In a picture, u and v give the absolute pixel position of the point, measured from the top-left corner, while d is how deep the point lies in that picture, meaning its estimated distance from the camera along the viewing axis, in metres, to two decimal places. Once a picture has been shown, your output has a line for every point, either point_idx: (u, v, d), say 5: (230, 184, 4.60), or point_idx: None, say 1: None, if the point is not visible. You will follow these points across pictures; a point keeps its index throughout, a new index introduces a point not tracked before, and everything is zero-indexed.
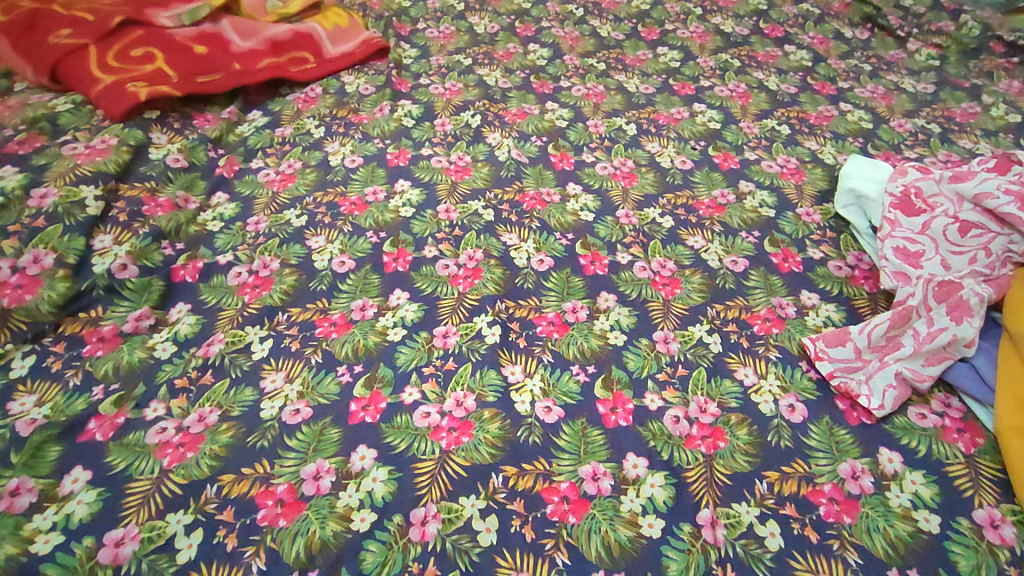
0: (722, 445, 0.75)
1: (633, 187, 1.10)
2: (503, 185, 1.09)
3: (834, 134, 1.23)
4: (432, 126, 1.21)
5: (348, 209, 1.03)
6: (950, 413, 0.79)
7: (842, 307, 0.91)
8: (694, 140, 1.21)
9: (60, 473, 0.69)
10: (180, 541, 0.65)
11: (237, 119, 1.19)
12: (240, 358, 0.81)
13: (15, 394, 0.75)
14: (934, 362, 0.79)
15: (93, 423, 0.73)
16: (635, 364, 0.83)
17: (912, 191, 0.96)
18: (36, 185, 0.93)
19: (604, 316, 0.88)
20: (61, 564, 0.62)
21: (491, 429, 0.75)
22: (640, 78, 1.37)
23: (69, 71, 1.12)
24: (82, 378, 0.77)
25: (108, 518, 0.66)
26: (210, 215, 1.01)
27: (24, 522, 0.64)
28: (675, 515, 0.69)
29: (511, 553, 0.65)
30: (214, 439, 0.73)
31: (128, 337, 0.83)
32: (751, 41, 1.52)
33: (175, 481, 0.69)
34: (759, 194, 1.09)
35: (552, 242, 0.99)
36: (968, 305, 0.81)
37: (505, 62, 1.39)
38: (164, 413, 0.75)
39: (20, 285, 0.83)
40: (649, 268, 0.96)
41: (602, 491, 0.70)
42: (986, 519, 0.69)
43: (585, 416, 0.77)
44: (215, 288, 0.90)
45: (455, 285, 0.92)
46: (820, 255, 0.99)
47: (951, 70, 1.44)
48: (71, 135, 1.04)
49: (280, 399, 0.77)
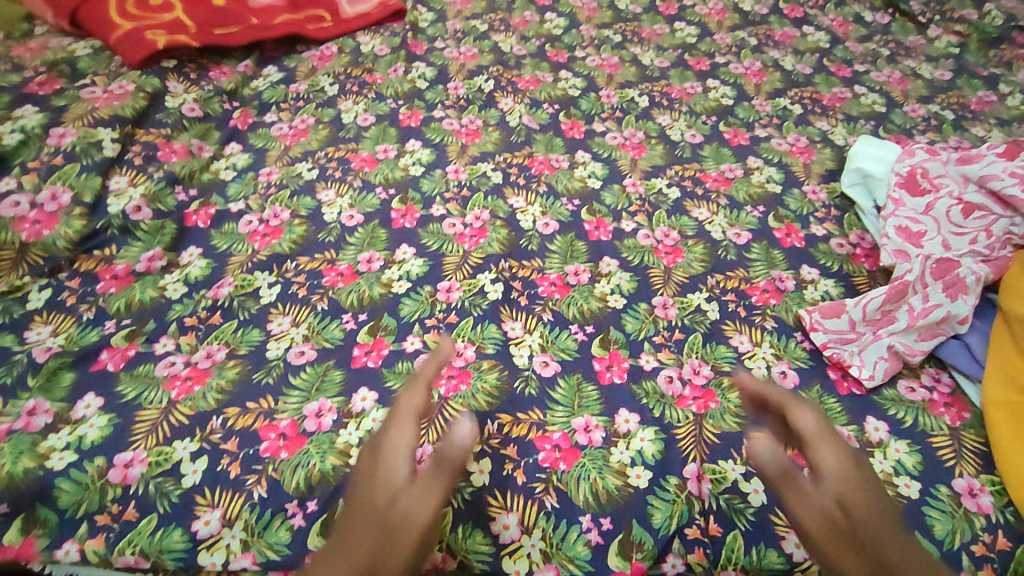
0: (713, 405, 0.77)
1: (641, 157, 1.11)
2: (513, 150, 1.10)
3: (846, 116, 1.23)
4: (444, 90, 1.21)
5: (359, 165, 1.04)
6: (939, 388, 0.80)
7: (841, 283, 0.92)
8: (705, 115, 1.21)
9: (74, 398, 0.71)
10: (185, 466, 0.67)
11: (252, 74, 1.20)
12: (248, 302, 0.84)
13: (32, 324, 0.78)
14: (927, 338, 0.81)
15: (106, 354, 0.76)
16: (633, 326, 0.85)
17: (918, 171, 0.97)
18: (55, 126, 0.95)
19: (605, 279, 0.90)
20: (74, 480, 0.65)
21: (489, 379, 0.77)
22: (655, 51, 1.37)
23: (89, 17, 1.14)
24: (95, 313, 0.80)
25: (120, 441, 0.68)
26: (223, 164, 1.03)
27: (39, 440, 0.67)
28: (663, 468, 0.71)
29: (502, 495, 0.68)
30: (221, 374, 0.75)
31: (141, 276, 0.85)
32: (770, 20, 1.51)
33: (182, 412, 0.72)
34: (767, 170, 1.10)
35: (559, 207, 1.01)
36: (965, 283, 0.82)
37: (521, 30, 1.39)
38: (173, 348, 0.78)
39: (38, 221, 0.85)
40: (652, 236, 0.97)
41: (593, 442, 0.73)
42: (965, 488, 0.71)
43: (581, 372, 0.79)
44: (226, 235, 0.92)
45: (461, 243, 0.93)
46: (822, 232, 1.00)
47: (970, 59, 1.43)
48: (90, 79, 1.06)
49: (286, 340, 0.80)
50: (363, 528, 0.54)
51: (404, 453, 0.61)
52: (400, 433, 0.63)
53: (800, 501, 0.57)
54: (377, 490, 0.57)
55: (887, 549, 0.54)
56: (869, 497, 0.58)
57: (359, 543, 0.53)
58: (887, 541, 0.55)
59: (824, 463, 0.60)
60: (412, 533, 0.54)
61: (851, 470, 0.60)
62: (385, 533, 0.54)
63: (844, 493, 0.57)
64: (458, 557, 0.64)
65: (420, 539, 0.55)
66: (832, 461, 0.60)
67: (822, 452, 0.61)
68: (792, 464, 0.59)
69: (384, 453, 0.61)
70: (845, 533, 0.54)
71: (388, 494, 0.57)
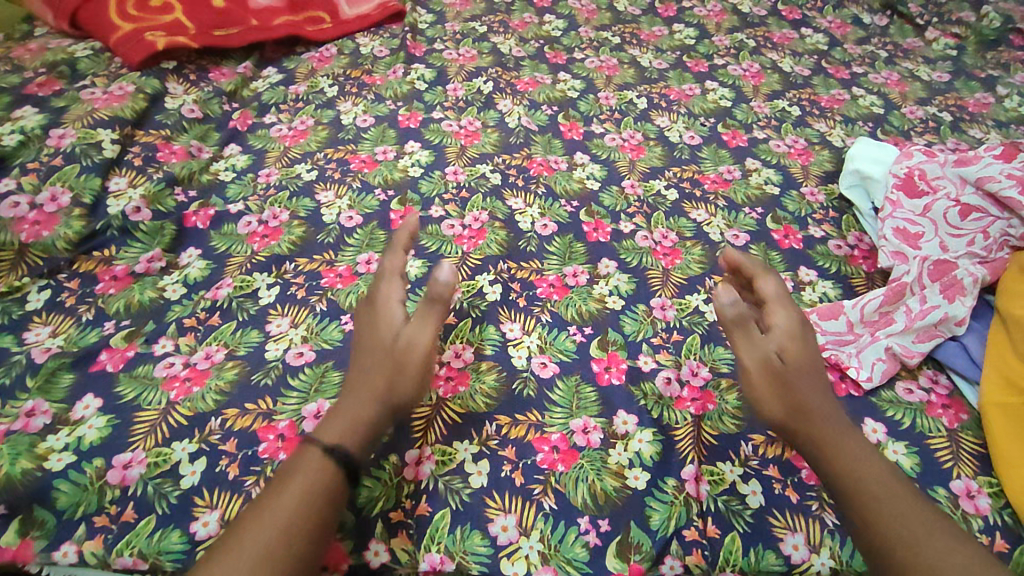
0: (711, 407, 0.77)
1: (640, 159, 1.11)
2: (512, 151, 1.10)
3: (845, 118, 1.24)
4: (444, 91, 1.21)
5: (358, 166, 1.05)
6: (937, 390, 0.80)
7: (838, 285, 0.93)
8: (704, 117, 1.21)
9: (73, 399, 0.71)
10: (184, 467, 0.68)
11: (252, 75, 1.21)
12: (247, 303, 0.84)
13: (31, 324, 0.78)
14: (924, 339, 0.81)
15: (105, 355, 0.76)
16: (632, 328, 0.85)
17: (916, 173, 0.97)
18: (55, 127, 0.96)
19: (604, 281, 0.90)
20: (73, 481, 0.65)
21: (487, 380, 0.78)
22: (653, 53, 1.37)
23: (89, 19, 1.14)
24: (95, 314, 0.80)
25: (118, 442, 0.68)
26: (223, 165, 1.03)
27: (38, 440, 0.67)
28: (660, 469, 0.71)
29: (500, 496, 0.68)
30: (220, 375, 0.76)
31: (140, 277, 0.85)
32: (769, 22, 1.51)
33: (181, 413, 0.72)
34: (765, 171, 1.10)
35: (558, 208, 1.01)
36: (962, 285, 0.83)
37: (520, 32, 1.39)
38: (172, 349, 0.78)
39: (37, 222, 0.85)
40: (651, 238, 0.97)
41: (591, 443, 0.73)
42: (962, 489, 0.71)
43: (580, 373, 0.79)
44: (225, 236, 0.92)
45: (459, 245, 0.94)
46: (820, 234, 1.00)
47: (968, 61, 1.43)
48: (90, 81, 1.06)
49: (284, 341, 0.80)
50: (378, 360, 0.68)
51: (395, 301, 0.72)
52: (389, 285, 0.74)
53: (745, 341, 0.70)
54: (381, 330, 0.70)
55: (813, 395, 0.66)
56: (805, 349, 0.69)
57: (377, 370, 0.66)
58: (814, 395, 0.66)
59: (776, 325, 0.71)
60: (419, 359, 0.68)
61: (797, 333, 0.71)
62: (396, 360, 0.67)
63: (783, 346, 0.69)
64: (456, 558, 0.64)
65: (422, 361, 0.69)
66: (781, 320, 0.71)
67: (776, 316, 0.72)
68: (748, 313, 0.71)
69: (377, 306, 0.72)
70: (777, 372, 0.67)
71: (391, 331, 0.70)
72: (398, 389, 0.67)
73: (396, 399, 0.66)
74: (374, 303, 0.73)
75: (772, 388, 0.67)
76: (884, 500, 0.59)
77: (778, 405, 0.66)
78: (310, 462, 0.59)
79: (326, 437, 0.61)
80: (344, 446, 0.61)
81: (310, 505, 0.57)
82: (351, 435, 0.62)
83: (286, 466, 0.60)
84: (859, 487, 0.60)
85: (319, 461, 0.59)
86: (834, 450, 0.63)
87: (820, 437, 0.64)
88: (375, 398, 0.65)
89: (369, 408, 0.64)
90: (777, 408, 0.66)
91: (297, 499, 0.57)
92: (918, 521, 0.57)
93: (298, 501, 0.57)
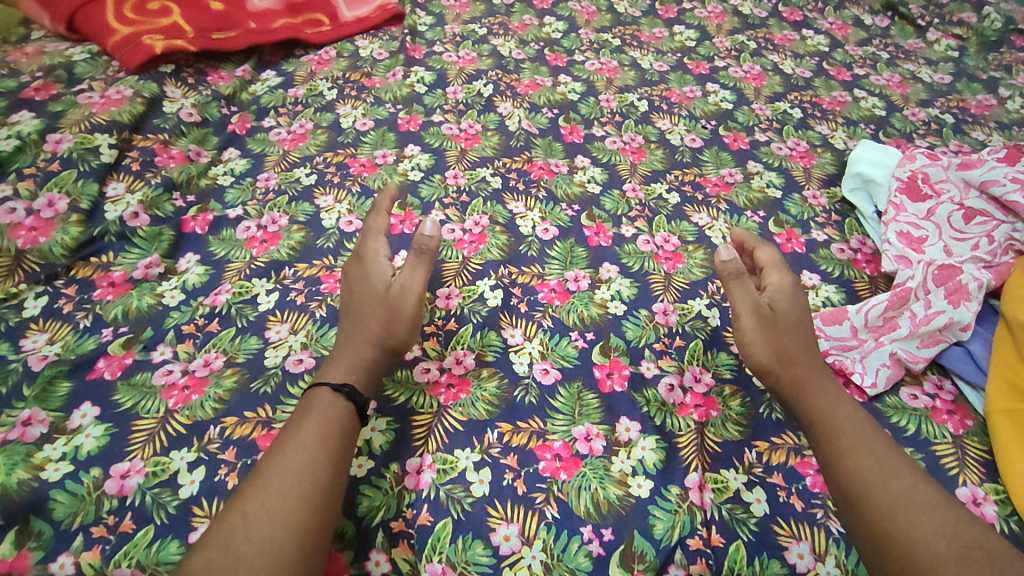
0: (714, 413, 0.76)
1: (641, 162, 1.10)
2: (512, 154, 1.10)
3: (846, 120, 1.23)
4: (444, 94, 1.21)
5: (358, 170, 1.04)
6: (942, 395, 0.80)
7: (842, 289, 0.92)
8: (705, 119, 1.20)
9: (70, 407, 0.71)
10: (183, 477, 0.67)
11: (250, 78, 1.20)
12: (246, 309, 0.83)
13: (28, 331, 0.77)
14: (928, 345, 0.80)
15: (102, 362, 0.75)
16: (634, 333, 0.84)
17: (919, 176, 0.97)
18: (52, 131, 0.95)
19: (605, 286, 0.90)
20: (70, 492, 0.65)
21: (488, 387, 0.77)
22: (654, 55, 1.36)
23: (86, 22, 1.14)
24: (92, 321, 0.79)
25: (116, 451, 0.68)
26: (222, 169, 1.02)
27: (35, 450, 0.67)
28: (664, 477, 0.70)
29: (502, 505, 0.67)
30: (218, 383, 0.75)
31: (138, 283, 0.84)
32: (769, 24, 1.50)
33: (179, 422, 0.71)
34: (767, 175, 1.10)
35: (558, 212, 1.00)
36: (967, 290, 0.82)
37: (519, 34, 1.38)
38: (171, 356, 0.77)
39: (34, 227, 0.85)
40: (653, 242, 0.97)
41: (593, 451, 0.72)
42: (969, 496, 0.70)
43: (582, 380, 0.79)
44: (224, 241, 0.92)
45: (460, 249, 0.93)
46: (823, 238, 0.99)
47: (970, 62, 1.43)
48: (87, 84, 1.05)
49: (284, 348, 0.79)
50: (373, 309, 0.72)
51: (385, 258, 0.77)
52: (375, 242, 0.78)
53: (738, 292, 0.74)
54: (376, 281, 0.74)
55: (797, 344, 0.71)
56: (797, 307, 0.73)
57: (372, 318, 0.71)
58: (798, 344, 0.71)
59: (770, 283, 0.75)
60: (415, 309, 0.73)
61: (789, 291, 0.75)
62: (390, 307, 0.72)
63: (775, 299, 0.73)
64: (458, 568, 0.63)
65: (414, 306, 0.73)
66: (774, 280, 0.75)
67: (768, 274, 0.76)
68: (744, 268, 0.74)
69: (367, 260, 0.77)
70: (767, 322, 0.71)
71: (383, 282, 0.74)
72: (397, 336, 0.71)
73: (393, 344, 0.71)
74: (363, 257, 0.77)
75: (762, 335, 0.71)
76: (859, 439, 0.64)
77: (769, 351, 0.70)
78: (325, 402, 0.64)
79: (331, 378, 0.66)
80: (351, 384, 0.65)
81: (330, 440, 0.61)
82: (357, 375, 0.67)
83: (301, 407, 0.64)
84: (833, 426, 0.65)
85: (333, 401, 0.64)
86: (809, 392, 0.68)
87: (800, 380, 0.69)
88: (375, 342, 0.70)
89: (370, 351, 0.69)
90: (766, 354, 0.70)
91: (326, 433, 0.61)
92: (889, 458, 0.62)
93: (321, 436, 0.61)
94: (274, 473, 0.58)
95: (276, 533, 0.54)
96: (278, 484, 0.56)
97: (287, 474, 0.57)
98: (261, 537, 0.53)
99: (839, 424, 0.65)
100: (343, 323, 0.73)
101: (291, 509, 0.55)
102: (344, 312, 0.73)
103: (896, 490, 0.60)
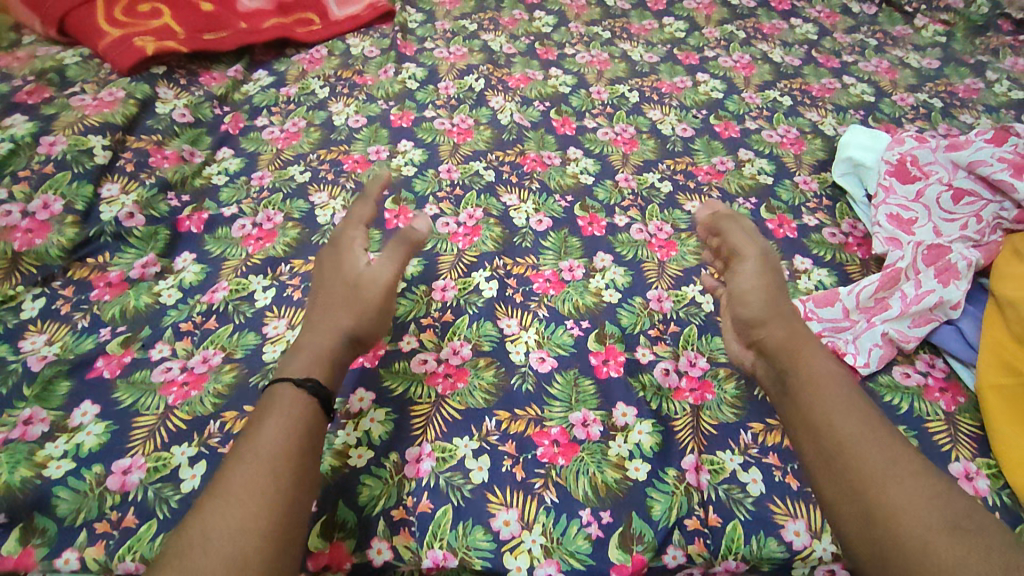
0: (710, 396, 0.77)
1: (633, 152, 1.11)
2: (505, 148, 1.10)
3: (836, 107, 1.24)
4: (435, 90, 1.21)
5: (352, 166, 1.04)
6: (933, 373, 0.81)
7: (834, 272, 0.93)
8: (696, 108, 1.21)
9: (71, 406, 0.71)
10: (184, 471, 0.67)
11: (242, 78, 1.20)
12: (243, 305, 0.83)
13: (26, 333, 0.78)
14: (920, 324, 0.81)
15: (101, 361, 0.76)
16: (629, 320, 0.85)
17: (908, 158, 0.97)
18: (44, 134, 0.96)
19: (600, 274, 0.90)
20: (73, 488, 0.65)
21: (485, 376, 0.78)
22: (644, 47, 1.37)
23: (77, 24, 1.14)
24: (91, 321, 0.80)
25: (118, 448, 0.68)
26: (215, 169, 1.03)
27: (37, 448, 0.67)
28: (661, 460, 0.71)
29: (501, 491, 0.68)
30: (217, 379, 0.75)
31: (135, 283, 0.85)
32: (758, 13, 1.51)
33: (179, 417, 0.72)
34: (758, 162, 1.10)
35: (552, 204, 1.01)
36: (956, 269, 0.83)
37: (510, 29, 1.39)
38: (170, 354, 0.78)
39: (30, 230, 0.85)
40: (646, 231, 0.97)
41: (591, 436, 0.73)
42: (961, 471, 0.71)
43: (577, 366, 0.79)
44: (219, 239, 0.92)
45: (454, 242, 0.94)
46: (814, 222, 1.00)
47: (957, 47, 1.43)
48: (79, 87, 1.06)
49: (282, 343, 0.80)
50: (329, 306, 0.71)
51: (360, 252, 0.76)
52: (353, 232, 0.79)
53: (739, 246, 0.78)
54: (350, 271, 0.74)
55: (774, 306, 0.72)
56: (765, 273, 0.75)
57: (337, 311, 0.70)
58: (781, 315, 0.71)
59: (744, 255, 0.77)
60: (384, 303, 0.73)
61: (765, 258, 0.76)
62: (355, 299, 0.71)
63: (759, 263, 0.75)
64: (458, 554, 0.64)
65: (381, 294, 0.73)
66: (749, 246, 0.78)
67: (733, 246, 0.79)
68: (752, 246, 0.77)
69: (343, 249, 0.77)
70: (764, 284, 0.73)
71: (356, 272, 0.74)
72: (363, 324, 0.71)
73: (361, 334, 0.70)
74: (340, 245, 0.78)
75: (763, 285, 0.74)
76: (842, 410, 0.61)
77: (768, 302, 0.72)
78: (284, 399, 0.62)
79: (292, 371, 0.64)
80: (315, 377, 0.64)
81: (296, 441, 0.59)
82: (320, 367, 0.65)
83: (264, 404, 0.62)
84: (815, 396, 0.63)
85: (298, 403, 0.62)
86: (794, 360, 0.67)
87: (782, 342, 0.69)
88: (336, 333, 0.69)
89: (330, 338, 0.68)
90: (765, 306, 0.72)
91: (288, 438, 0.59)
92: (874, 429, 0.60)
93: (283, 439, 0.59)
94: (238, 489, 0.55)
95: (235, 539, 0.52)
96: (239, 499, 0.54)
97: (245, 488, 0.55)
98: (219, 554, 0.51)
99: (821, 395, 0.63)
100: (310, 312, 0.72)
101: (251, 522, 0.53)
102: (314, 304, 0.72)
103: (877, 464, 0.57)
